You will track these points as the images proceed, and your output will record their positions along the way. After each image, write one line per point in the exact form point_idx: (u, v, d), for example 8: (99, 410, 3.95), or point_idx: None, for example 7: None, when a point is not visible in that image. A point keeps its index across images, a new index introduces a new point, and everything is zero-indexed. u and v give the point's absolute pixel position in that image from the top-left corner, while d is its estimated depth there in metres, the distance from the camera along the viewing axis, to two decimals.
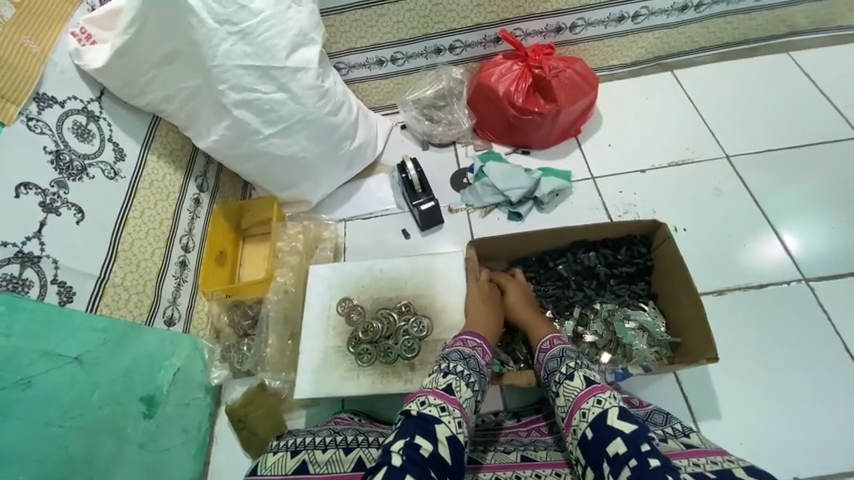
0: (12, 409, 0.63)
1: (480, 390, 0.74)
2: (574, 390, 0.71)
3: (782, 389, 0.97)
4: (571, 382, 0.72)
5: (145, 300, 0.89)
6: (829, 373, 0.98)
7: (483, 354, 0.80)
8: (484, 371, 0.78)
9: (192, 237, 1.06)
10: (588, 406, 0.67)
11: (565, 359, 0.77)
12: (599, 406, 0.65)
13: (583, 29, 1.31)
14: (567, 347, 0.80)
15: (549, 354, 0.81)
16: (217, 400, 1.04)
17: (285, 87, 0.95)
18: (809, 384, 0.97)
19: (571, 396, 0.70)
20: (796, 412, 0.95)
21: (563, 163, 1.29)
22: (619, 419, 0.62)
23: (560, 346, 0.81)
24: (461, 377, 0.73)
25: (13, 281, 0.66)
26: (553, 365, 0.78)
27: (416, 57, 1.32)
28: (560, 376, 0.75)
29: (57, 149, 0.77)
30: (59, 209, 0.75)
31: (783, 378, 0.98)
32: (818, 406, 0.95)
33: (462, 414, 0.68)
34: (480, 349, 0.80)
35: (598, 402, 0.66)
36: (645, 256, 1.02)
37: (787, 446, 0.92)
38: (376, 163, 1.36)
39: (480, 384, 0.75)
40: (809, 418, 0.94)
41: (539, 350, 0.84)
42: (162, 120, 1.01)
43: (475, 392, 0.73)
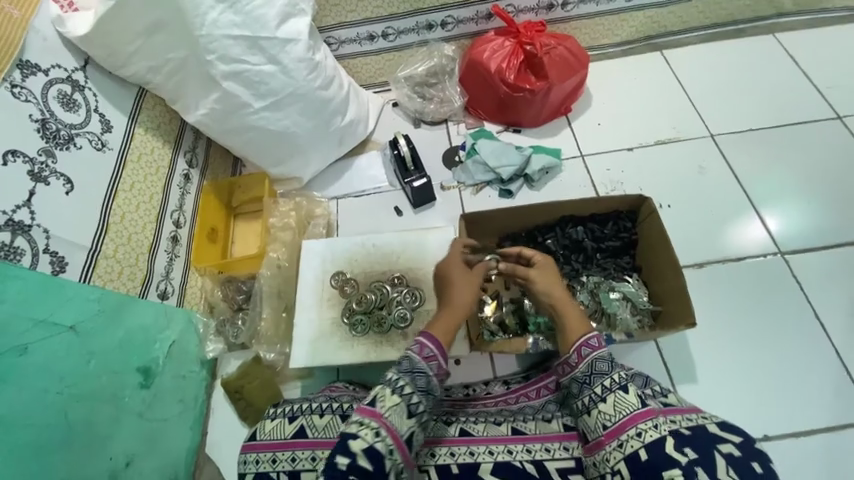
0: (11, 374, 0.63)
1: (421, 391, 0.65)
2: (628, 404, 0.67)
3: (757, 354, 1.03)
4: (626, 396, 0.68)
5: (138, 273, 0.89)
6: (801, 339, 1.04)
7: (427, 354, 0.69)
8: (422, 368, 0.67)
9: (183, 212, 1.07)
10: (645, 427, 0.64)
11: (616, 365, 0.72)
12: (657, 431, 0.63)
13: (575, 7, 1.31)
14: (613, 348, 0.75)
15: (598, 352, 0.73)
16: (213, 373, 1.06)
17: (275, 59, 0.94)
18: (782, 350, 1.03)
19: (624, 410, 0.67)
20: (769, 376, 1.01)
21: (554, 141, 1.31)
22: (677, 449, 0.61)
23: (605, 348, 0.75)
24: (391, 384, 0.65)
25: (5, 249, 0.65)
26: (602, 367, 0.72)
27: (408, 33, 1.30)
28: (611, 383, 0.70)
29: (43, 118, 0.75)
30: (48, 179, 0.74)
31: (759, 346, 1.04)
32: (790, 370, 1.02)
33: (385, 425, 0.61)
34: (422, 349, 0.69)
35: (656, 426, 0.64)
36: (630, 230, 1.06)
37: (762, 406, 0.98)
38: (368, 141, 1.36)
39: (422, 383, 0.66)
40: (782, 382, 1.00)
41: (588, 343, 0.74)
42: (149, 93, 0.99)
43: (407, 395, 0.64)
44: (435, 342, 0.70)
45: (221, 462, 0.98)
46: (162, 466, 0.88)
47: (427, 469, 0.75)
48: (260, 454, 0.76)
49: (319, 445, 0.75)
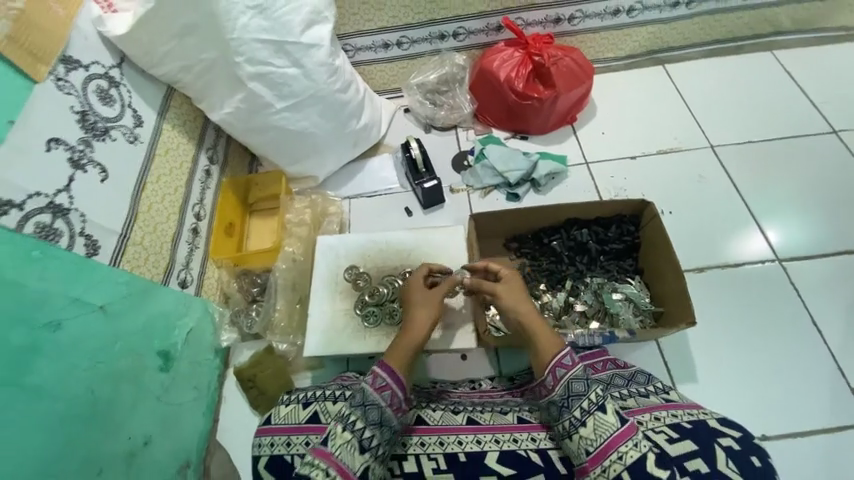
0: (46, 347, 0.66)
1: (372, 425, 0.70)
2: (608, 426, 0.69)
3: (754, 354, 1.06)
4: (605, 416, 0.69)
5: (162, 261, 0.93)
6: (797, 340, 1.08)
7: (380, 385, 0.74)
8: (374, 401, 0.72)
9: (203, 206, 1.11)
10: (625, 449, 0.66)
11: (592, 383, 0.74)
12: (638, 450, 0.65)
13: (581, 21, 1.37)
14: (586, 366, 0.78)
15: (571, 373, 0.76)
16: (226, 362, 1.10)
17: (298, 62, 1.00)
18: (778, 350, 1.07)
19: (603, 432, 0.69)
20: (766, 375, 1.04)
21: (560, 148, 1.36)
22: (658, 465, 0.64)
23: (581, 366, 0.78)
24: (343, 420, 0.70)
25: (45, 230, 0.69)
26: (578, 388, 0.74)
27: (421, 42, 1.37)
28: (589, 405, 0.72)
29: (82, 110, 0.79)
30: (85, 167, 0.78)
31: (755, 346, 1.07)
32: (786, 370, 1.05)
33: (334, 462, 0.66)
34: (375, 380, 0.74)
35: (636, 445, 0.66)
36: (633, 234, 1.09)
37: (759, 404, 1.01)
38: (380, 144, 1.41)
39: (374, 416, 0.71)
40: (779, 381, 1.03)
41: (559, 364, 0.77)
42: (176, 92, 1.04)
43: (358, 430, 0.69)
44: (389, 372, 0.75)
45: (232, 448, 1.01)
46: (176, 448, 0.91)
47: (434, 456, 0.77)
48: (274, 437, 0.78)
49: None
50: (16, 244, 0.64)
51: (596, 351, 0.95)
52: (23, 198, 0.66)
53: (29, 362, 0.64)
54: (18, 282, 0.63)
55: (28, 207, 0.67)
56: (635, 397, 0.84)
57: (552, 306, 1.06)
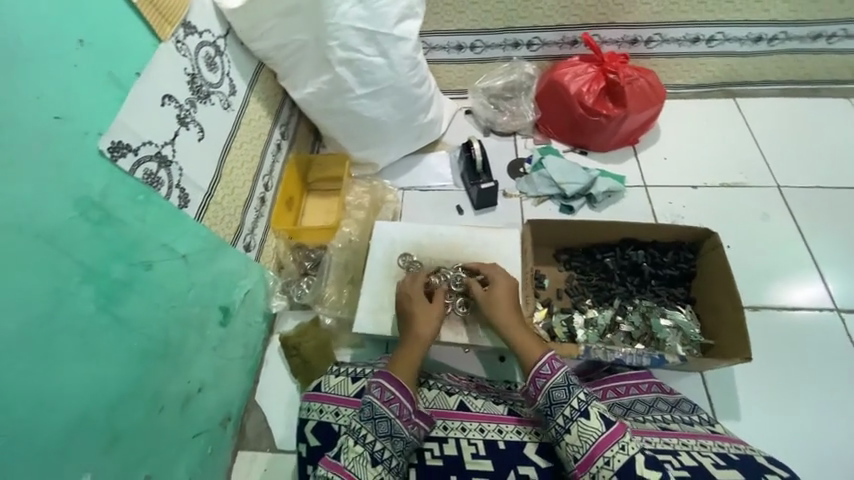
0: (137, 284, 0.71)
1: (382, 439, 0.70)
2: (592, 431, 0.68)
3: (802, 394, 1.03)
4: (589, 422, 0.68)
5: (234, 223, 0.99)
6: (845, 380, 1.05)
7: (388, 398, 0.73)
8: (382, 414, 0.72)
9: (271, 178, 1.17)
10: (612, 453, 0.65)
11: (574, 390, 0.72)
12: (624, 454, 0.64)
13: (658, 45, 1.37)
14: (568, 370, 0.76)
15: (551, 382, 0.74)
16: (271, 327, 1.14)
17: (385, 53, 1.05)
18: (824, 387, 1.04)
19: (589, 439, 0.67)
20: (819, 412, 1.01)
21: (619, 167, 1.35)
22: (648, 467, 0.63)
23: (563, 372, 0.75)
24: (354, 434, 0.71)
25: (151, 177, 0.73)
26: (559, 395, 0.73)
27: (494, 48, 1.39)
28: (572, 411, 0.70)
29: (193, 72, 0.84)
30: (188, 125, 0.83)
31: (804, 387, 1.04)
32: (837, 411, 1.02)
33: (346, 474, 0.67)
34: (381, 392, 0.74)
35: (623, 448, 0.65)
36: (690, 262, 1.08)
37: (810, 448, 0.98)
38: (438, 141, 1.44)
39: (384, 429, 0.71)
40: (827, 427, 1.00)
41: (536, 374, 0.76)
42: (265, 68, 1.11)
43: (369, 443, 0.70)
44: (394, 384, 0.74)
45: (268, 410, 1.06)
46: (221, 401, 0.95)
47: (474, 442, 0.78)
48: (324, 405, 0.82)
49: None
50: (127, 187, 0.68)
51: (640, 374, 0.95)
52: (138, 144, 0.71)
53: (123, 295, 0.68)
54: (124, 220, 0.68)
55: (142, 153, 0.71)
56: (678, 423, 0.84)
57: (597, 322, 1.05)
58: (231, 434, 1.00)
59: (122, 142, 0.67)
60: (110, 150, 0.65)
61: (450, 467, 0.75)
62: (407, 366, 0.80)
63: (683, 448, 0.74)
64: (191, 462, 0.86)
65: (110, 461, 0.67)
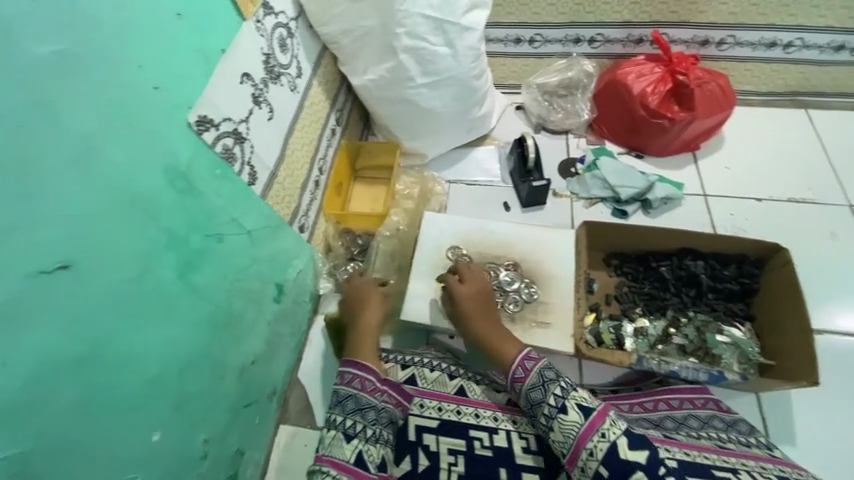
0: (211, 254, 0.73)
1: (351, 413, 0.73)
2: (572, 425, 0.68)
3: None
4: (566, 417, 0.69)
5: (291, 204, 1.01)
6: None
7: (348, 379, 0.77)
8: (346, 394, 0.76)
9: (325, 162, 1.18)
10: (594, 443, 0.65)
11: (549, 386, 0.73)
12: (606, 442, 0.65)
13: (730, 47, 1.30)
14: (543, 368, 0.76)
15: (526, 383, 0.76)
16: (316, 308, 1.17)
17: (451, 42, 1.04)
18: None
19: (571, 433, 0.68)
20: None
21: (676, 174, 1.30)
22: (630, 449, 0.63)
23: (539, 369, 0.76)
24: (328, 422, 0.74)
25: (228, 152, 0.75)
26: (536, 396, 0.74)
27: (554, 43, 1.35)
28: (550, 409, 0.71)
29: (268, 53, 0.86)
30: (261, 104, 0.84)
31: None
32: None
33: (326, 459, 0.68)
34: (345, 375, 0.78)
35: (604, 435, 0.65)
36: (752, 277, 1.04)
37: None
38: (487, 136, 1.42)
39: (352, 405, 0.74)
40: None
41: (514, 379, 0.78)
42: (328, 52, 1.12)
43: (340, 425, 0.72)
44: (357, 367, 0.78)
45: (310, 388, 1.09)
46: (269, 375, 0.98)
47: (525, 436, 0.81)
48: None
49: (426, 394, 0.87)
50: (208, 161, 0.71)
51: (696, 388, 0.92)
52: (220, 119, 0.73)
53: (198, 264, 0.70)
54: (205, 193, 0.70)
55: (222, 127, 0.73)
56: (735, 443, 0.82)
57: (648, 332, 1.02)
58: (275, 408, 1.03)
59: (207, 117, 0.69)
60: (198, 123, 0.67)
61: (499, 458, 0.78)
62: (369, 348, 0.83)
63: (743, 468, 0.71)
64: (241, 431, 0.89)
65: (178, 421, 0.70)
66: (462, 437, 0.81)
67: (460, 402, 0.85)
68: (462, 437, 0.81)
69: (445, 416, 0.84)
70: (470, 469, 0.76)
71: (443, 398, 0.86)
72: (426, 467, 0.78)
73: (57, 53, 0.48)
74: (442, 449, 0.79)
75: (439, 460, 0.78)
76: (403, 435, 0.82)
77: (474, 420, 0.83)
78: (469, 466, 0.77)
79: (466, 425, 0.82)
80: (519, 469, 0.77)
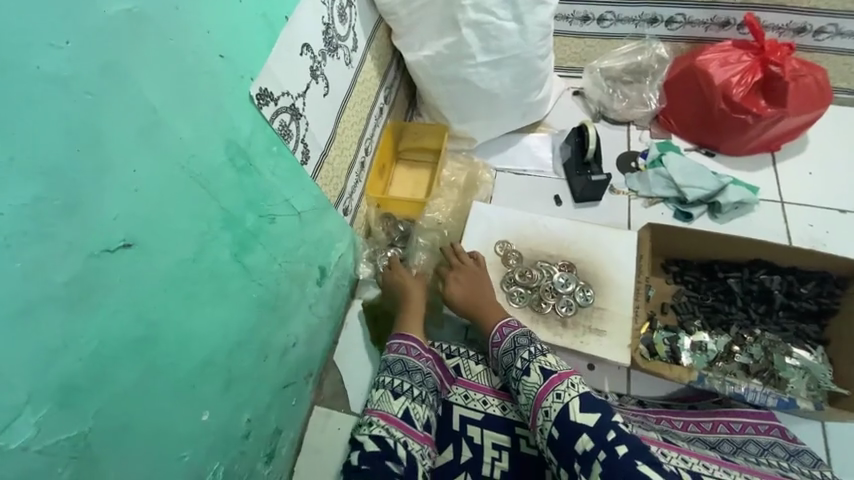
0: (263, 236, 0.71)
1: (399, 374, 0.78)
2: (532, 385, 0.73)
3: None
4: (529, 378, 0.74)
5: (339, 185, 0.97)
6: None
7: (396, 347, 0.83)
8: (394, 358, 0.81)
9: (371, 142, 1.13)
10: (549, 403, 0.69)
11: (519, 351, 0.78)
12: (559, 402, 0.68)
13: (830, 37, 1.15)
14: (517, 333, 0.81)
15: (501, 348, 0.82)
16: (353, 292, 1.15)
17: (519, 18, 0.96)
18: None
19: (531, 393, 0.72)
20: None
21: (750, 176, 1.18)
22: (581, 412, 0.65)
23: (513, 336, 0.82)
24: (376, 384, 0.79)
25: (284, 129, 0.71)
26: (508, 360, 0.79)
27: (626, 23, 1.23)
28: (517, 372, 0.76)
29: (328, 23, 0.80)
30: (317, 78, 0.79)
31: None
32: None
33: (375, 411, 0.74)
34: (393, 345, 0.84)
35: (558, 396, 0.69)
36: (833, 298, 0.94)
37: None
38: (540, 122, 1.33)
39: (399, 367, 0.80)
40: None
41: (492, 344, 0.84)
42: (383, 24, 1.04)
43: (387, 383, 0.77)
44: (404, 336, 0.85)
45: (345, 371, 1.08)
46: (307, 358, 0.97)
47: None
48: None
49: (471, 386, 0.87)
50: (265, 137, 0.67)
51: (759, 411, 0.85)
52: (279, 93, 0.68)
53: (251, 245, 0.68)
54: (260, 171, 0.67)
55: (280, 102, 0.69)
56: (801, 474, 0.75)
57: (707, 348, 0.95)
58: (310, 389, 1.03)
59: (267, 90, 0.65)
60: (258, 96, 0.63)
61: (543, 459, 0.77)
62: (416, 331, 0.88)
63: None
64: (279, 410, 0.89)
65: (224, 402, 0.69)
66: (507, 434, 0.80)
67: (506, 398, 0.84)
68: (507, 433, 0.80)
69: (489, 410, 0.83)
70: (514, 466, 0.77)
71: (487, 391, 0.86)
72: (469, 458, 0.78)
73: (126, 12, 0.43)
74: (486, 443, 0.79)
75: (482, 454, 0.78)
76: (446, 424, 0.82)
77: (519, 418, 0.81)
78: (513, 463, 0.77)
79: (511, 421, 0.81)
80: None
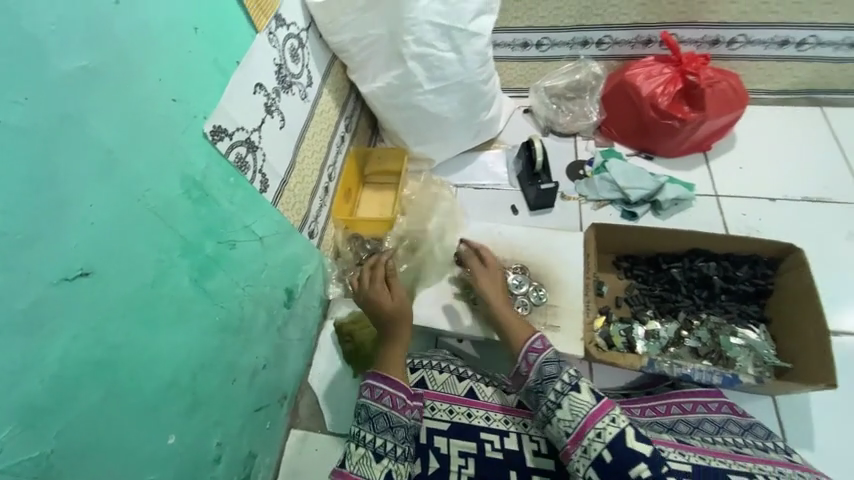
0: (224, 261, 0.75)
1: (382, 432, 0.74)
2: (584, 404, 0.69)
3: None
4: (580, 395, 0.70)
5: (302, 210, 1.03)
6: None
7: (379, 395, 0.78)
8: (376, 411, 0.76)
9: (334, 168, 1.20)
10: (603, 425, 0.66)
11: (564, 365, 0.75)
12: (615, 426, 0.66)
13: (741, 46, 1.29)
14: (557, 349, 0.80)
15: (543, 356, 0.78)
16: (325, 313, 1.18)
17: (457, 48, 1.05)
18: None
19: (580, 411, 0.69)
20: None
21: (687, 175, 1.29)
22: (638, 441, 0.64)
23: (553, 350, 0.79)
24: (357, 438, 0.75)
25: (241, 161, 0.77)
26: (550, 371, 0.76)
27: (562, 46, 1.35)
28: (563, 385, 0.72)
29: (280, 63, 0.88)
30: (272, 113, 0.86)
31: None
32: None
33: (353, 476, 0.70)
34: (376, 390, 0.78)
35: (614, 420, 0.67)
36: (767, 279, 1.02)
37: None
38: (495, 140, 1.43)
39: (382, 424, 0.75)
40: None
41: (530, 349, 0.80)
42: (337, 61, 1.13)
43: (370, 443, 0.73)
44: (394, 387, 0.78)
45: (320, 390, 1.10)
46: (280, 380, 1.00)
47: (536, 439, 0.80)
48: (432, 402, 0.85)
49: (438, 397, 0.86)
50: (222, 169, 0.73)
51: (709, 392, 0.91)
52: (234, 129, 0.75)
53: (212, 270, 0.72)
54: (218, 202, 0.72)
55: (235, 137, 0.75)
56: (753, 448, 0.80)
57: (659, 335, 1.01)
58: (286, 412, 1.04)
59: (221, 127, 0.71)
60: (212, 133, 0.69)
61: (510, 462, 0.77)
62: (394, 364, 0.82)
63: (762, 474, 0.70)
64: (252, 434, 0.91)
65: (191, 424, 0.71)
66: (474, 440, 0.79)
67: (471, 405, 0.84)
68: (473, 440, 0.79)
69: (456, 418, 0.83)
70: (481, 472, 0.75)
71: (453, 400, 0.86)
72: (437, 469, 0.77)
73: (81, 69, 0.49)
74: (453, 452, 0.78)
75: (450, 463, 0.77)
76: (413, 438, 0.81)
77: (485, 423, 0.82)
78: (481, 469, 0.75)
79: (478, 427, 0.81)
80: (531, 471, 0.76)
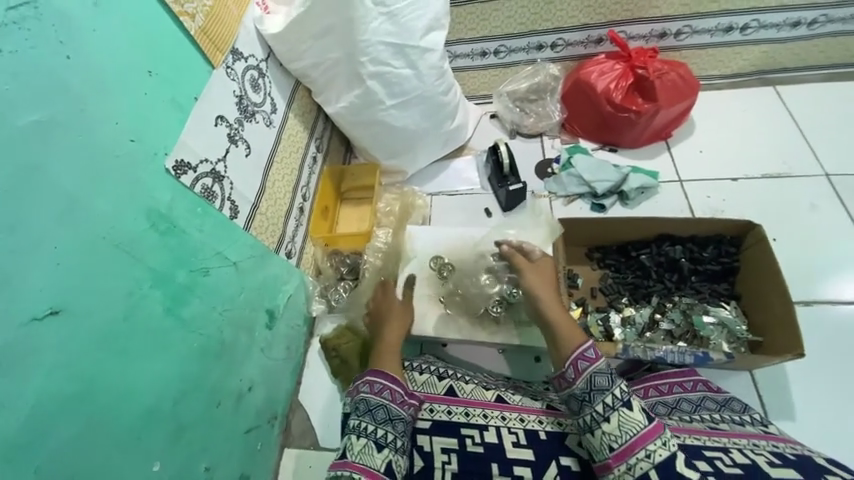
0: (198, 289, 0.78)
1: (383, 423, 0.75)
2: (635, 422, 0.67)
3: None
4: (631, 413, 0.68)
5: (277, 231, 1.06)
6: None
7: (378, 389, 0.79)
8: (376, 403, 0.77)
9: (308, 189, 1.23)
10: (654, 446, 0.65)
11: (616, 378, 0.72)
12: (667, 449, 0.64)
13: (688, 36, 1.34)
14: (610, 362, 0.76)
15: (596, 366, 0.74)
16: (311, 331, 1.21)
17: (413, 64, 1.10)
18: None
19: (630, 429, 0.67)
20: None
21: (650, 163, 1.33)
22: (687, 467, 0.62)
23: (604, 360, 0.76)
24: (357, 430, 0.75)
25: (208, 191, 0.80)
26: (602, 382, 0.72)
27: (518, 51, 1.41)
28: (615, 401, 0.70)
29: (240, 94, 0.92)
30: (237, 142, 0.90)
31: None
32: None
33: (357, 466, 0.70)
34: (375, 384, 0.80)
35: (664, 443, 0.65)
36: (732, 257, 1.05)
37: None
38: (464, 146, 1.47)
39: (382, 415, 0.76)
40: None
41: (582, 354, 0.76)
42: (301, 86, 1.18)
43: (371, 433, 0.74)
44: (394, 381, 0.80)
45: (310, 407, 1.12)
46: (269, 399, 1.01)
47: (515, 431, 0.81)
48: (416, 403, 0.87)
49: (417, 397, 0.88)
50: (188, 201, 0.76)
51: (682, 371, 0.93)
52: (197, 161, 0.78)
53: (185, 298, 0.74)
54: (187, 232, 0.75)
55: (200, 169, 0.79)
56: (729, 423, 0.82)
57: (635, 320, 1.03)
58: (277, 432, 1.05)
59: (184, 161, 0.75)
60: (175, 168, 0.73)
61: (492, 454, 0.76)
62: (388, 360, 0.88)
63: (734, 446, 0.70)
64: (243, 456, 0.92)
65: (177, 451, 0.73)
66: (455, 436, 0.80)
67: (451, 403, 0.86)
68: (454, 436, 0.80)
69: (436, 416, 0.84)
70: (463, 466, 0.75)
71: (433, 399, 0.88)
72: (421, 467, 0.77)
73: (36, 121, 0.53)
74: (436, 449, 0.79)
75: (434, 460, 0.77)
76: None
77: (465, 419, 0.83)
78: (462, 463, 0.75)
79: (457, 423, 0.82)
80: (511, 463, 0.75)
